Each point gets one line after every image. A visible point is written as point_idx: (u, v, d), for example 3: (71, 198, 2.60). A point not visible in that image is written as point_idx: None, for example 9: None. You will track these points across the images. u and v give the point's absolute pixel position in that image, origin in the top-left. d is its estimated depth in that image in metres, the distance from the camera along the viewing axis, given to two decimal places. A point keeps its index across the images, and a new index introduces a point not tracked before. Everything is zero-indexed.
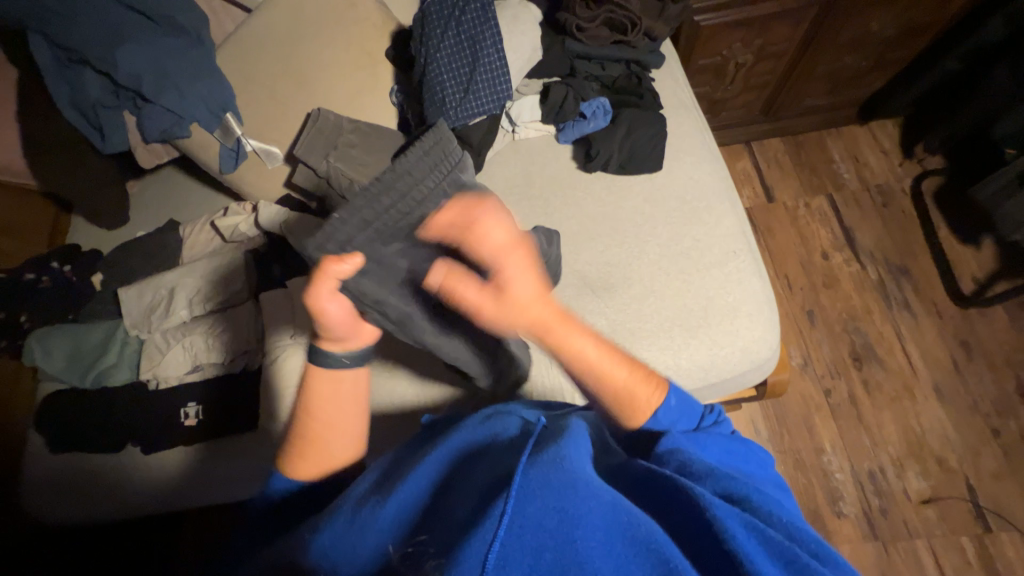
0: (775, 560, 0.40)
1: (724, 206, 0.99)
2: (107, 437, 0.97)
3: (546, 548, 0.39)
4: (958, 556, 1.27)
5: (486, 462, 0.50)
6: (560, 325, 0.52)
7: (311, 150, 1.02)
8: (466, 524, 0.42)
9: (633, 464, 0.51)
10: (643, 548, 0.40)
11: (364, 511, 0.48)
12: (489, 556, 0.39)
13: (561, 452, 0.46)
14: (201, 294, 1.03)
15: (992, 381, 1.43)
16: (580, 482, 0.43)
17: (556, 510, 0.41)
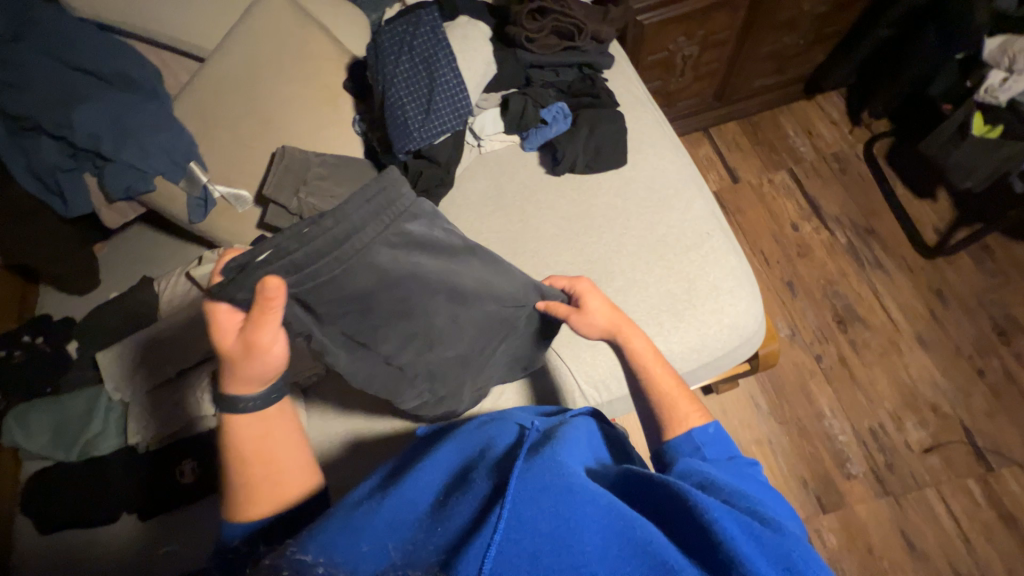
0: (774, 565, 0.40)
1: (691, 191, 1.02)
2: (100, 509, 0.93)
3: (543, 555, 0.39)
4: (967, 498, 1.30)
5: (482, 465, 0.50)
6: (627, 326, 0.70)
7: (281, 187, 1.02)
8: (467, 524, 0.43)
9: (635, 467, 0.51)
10: (640, 551, 0.40)
11: (358, 514, 0.47)
12: (489, 560, 0.38)
13: (557, 459, 0.47)
14: (184, 347, 1.01)
15: (969, 324, 1.48)
16: (577, 487, 0.43)
17: (554, 513, 0.41)
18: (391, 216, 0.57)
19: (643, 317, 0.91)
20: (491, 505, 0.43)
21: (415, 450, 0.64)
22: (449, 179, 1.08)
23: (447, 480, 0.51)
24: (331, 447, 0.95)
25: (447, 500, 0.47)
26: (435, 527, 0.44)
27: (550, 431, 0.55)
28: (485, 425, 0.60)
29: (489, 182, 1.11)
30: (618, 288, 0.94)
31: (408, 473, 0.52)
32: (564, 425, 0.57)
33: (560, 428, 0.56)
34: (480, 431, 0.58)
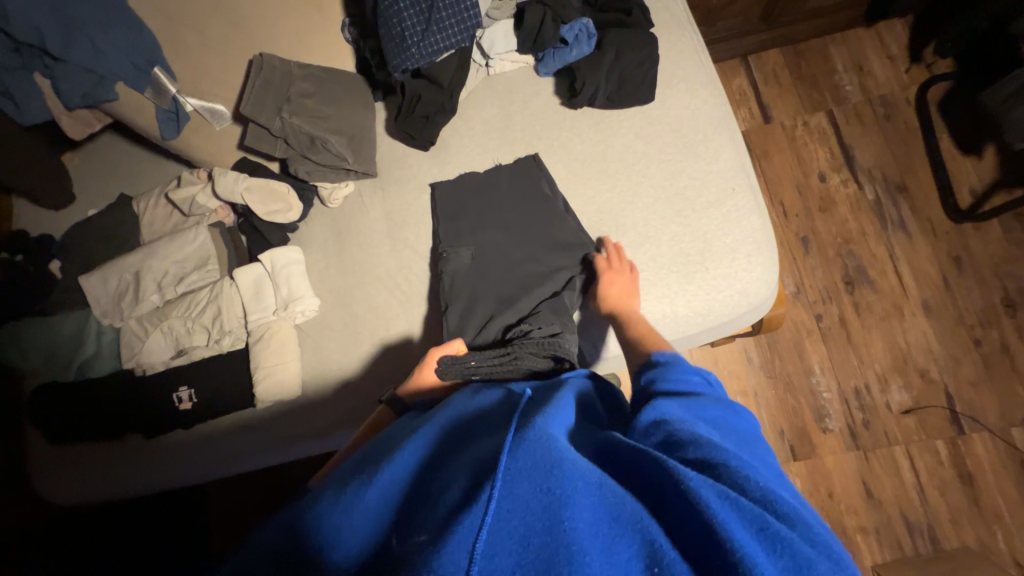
0: (748, 526, 0.40)
1: (722, 137, 0.91)
2: (103, 430, 0.95)
3: (534, 533, 0.39)
4: (931, 457, 1.37)
5: (474, 439, 0.52)
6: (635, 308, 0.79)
7: (262, 105, 0.91)
8: (455, 501, 0.43)
9: (609, 435, 0.49)
10: (630, 526, 0.40)
11: (348, 492, 0.48)
12: (480, 540, 0.38)
13: (546, 431, 0.45)
14: (171, 276, 0.97)
15: (979, 294, 1.44)
16: (566, 461, 0.42)
17: (545, 491, 0.41)
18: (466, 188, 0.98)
19: (651, 278, 0.87)
20: (480, 484, 0.43)
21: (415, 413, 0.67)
22: (452, 106, 0.96)
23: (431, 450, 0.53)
24: (326, 385, 0.95)
25: (436, 472, 0.49)
26: (426, 506, 0.45)
27: (539, 396, 0.56)
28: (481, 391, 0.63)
29: (497, 111, 0.99)
30: (629, 243, 0.89)
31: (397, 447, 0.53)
32: (561, 389, 0.57)
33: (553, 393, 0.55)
34: (478, 399, 0.60)
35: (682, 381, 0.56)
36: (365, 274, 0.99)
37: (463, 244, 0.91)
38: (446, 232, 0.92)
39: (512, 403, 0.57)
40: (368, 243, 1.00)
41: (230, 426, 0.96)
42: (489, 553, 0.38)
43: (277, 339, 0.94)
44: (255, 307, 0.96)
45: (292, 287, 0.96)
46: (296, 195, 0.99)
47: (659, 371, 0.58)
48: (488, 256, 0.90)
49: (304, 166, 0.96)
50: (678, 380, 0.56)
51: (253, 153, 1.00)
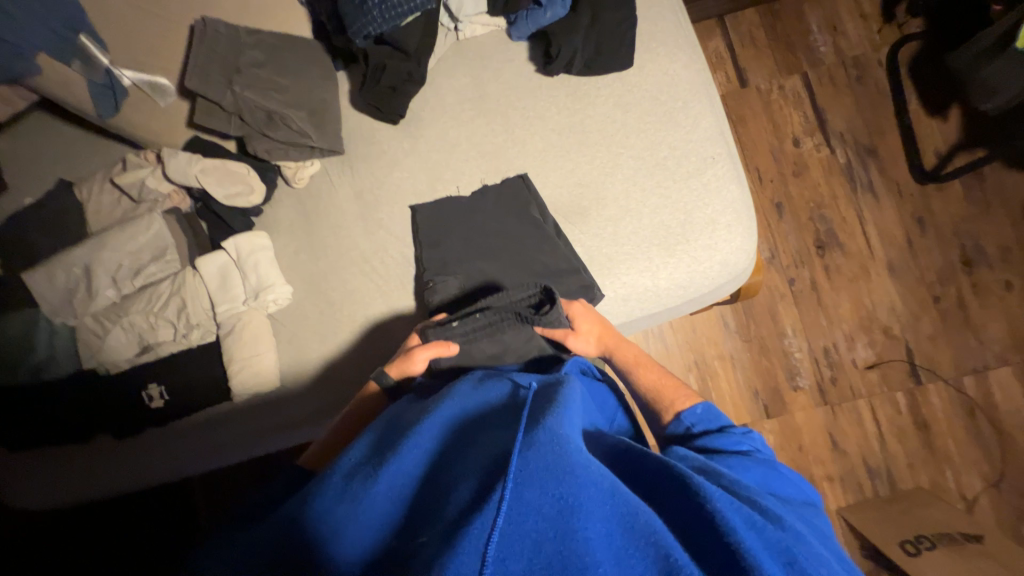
0: (775, 559, 0.43)
1: (701, 104, 0.89)
2: (69, 433, 0.91)
3: (546, 539, 0.43)
4: (891, 407, 1.46)
5: (482, 438, 0.56)
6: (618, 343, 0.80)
7: (208, 79, 0.83)
8: (466, 502, 0.47)
9: (622, 442, 0.56)
10: (644, 539, 0.44)
11: (354, 484, 0.52)
12: (492, 538, 0.42)
13: (557, 433, 0.50)
14: (127, 268, 0.91)
15: (939, 253, 1.51)
16: (579, 466, 0.46)
17: (558, 498, 0.44)
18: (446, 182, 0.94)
19: (633, 251, 0.86)
20: (491, 484, 0.46)
21: (413, 400, 0.71)
22: (421, 74, 0.90)
23: (433, 444, 0.57)
24: (305, 374, 0.92)
25: (444, 470, 0.54)
26: (437, 506, 0.49)
27: (546, 390, 0.61)
28: (484, 384, 0.68)
29: (469, 80, 0.95)
30: (609, 217, 0.87)
31: (401, 440, 0.57)
32: (563, 385, 0.62)
33: (560, 387, 0.62)
34: (480, 391, 0.66)
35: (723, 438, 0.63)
36: (338, 258, 0.94)
37: (452, 274, 0.86)
38: (434, 262, 0.87)
39: (516, 398, 0.62)
40: (339, 226, 0.95)
41: (207, 421, 0.93)
42: (501, 557, 0.42)
43: (247, 331, 0.90)
44: (220, 298, 0.91)
45: (261, 275, 0.91)
46: (256, 175, 0.92)
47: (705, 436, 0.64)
48: (473, 250, 0.87)
49: (262, 143, 0.89)
50: (725, 440, 0.62)
51: (205, 131, 0.92)
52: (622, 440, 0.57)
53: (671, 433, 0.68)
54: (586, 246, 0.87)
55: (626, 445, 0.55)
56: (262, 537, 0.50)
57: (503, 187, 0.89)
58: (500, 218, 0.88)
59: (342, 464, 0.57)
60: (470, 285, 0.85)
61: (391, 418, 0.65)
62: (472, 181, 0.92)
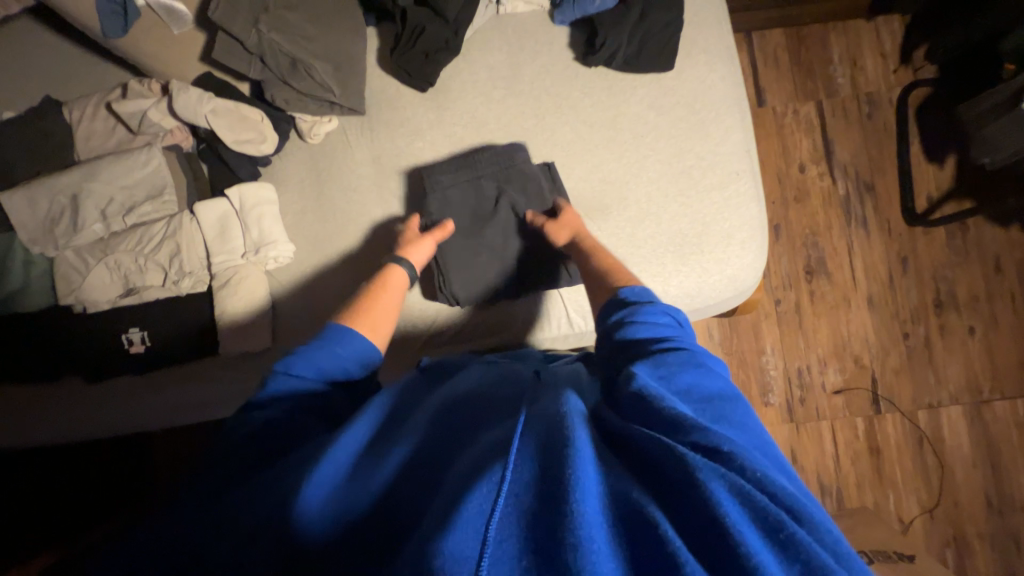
0: (759, 527, 0.38)
1: (733, 118, 0.89)
2: (38, 371, 0.86)
3: (542, 517, 0.39)
4: (850, 432, 1.55)
5: (490, 418, 0.55)
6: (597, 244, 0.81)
7: (234, 14, 0.78)
8: (463, 479, 0.44)
9: (603, 416, 0.51)
10: (628, 510, 0.40)
11: (360, 467, 0.52)
12: (493, 518, 0.39)
13: (561, 415, 0.48)
14: (118, 204, 0.85)
15: (915, 293, 1.59)
16: (579, 447, 0.44)
17: (553, 476, 0.42)
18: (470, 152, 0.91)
19: (648, 255, 0.86)
20: (493, 461, 0.44)
21: (419, 380, 0.71)
22: (456, 44, 0.87)
23: (439, 422, 0.57)
24: (297, 337, 0.89)
25: (446, 452, 0.52)
26: (438, 482, 0.47)
27: (551, 379, 0.61)
28: (491, 373, 0.69)
29: (504, 57, 0.92)
30: (629, 219, 0.87)
31: (411, 424, 0.57)
32: (571, 375, 0.63)
33: (564, 378, 0.61)
34: (488, 376, 0.68)
35: (651, 335, 0.60)
36: (346, 222, 0.91)
37: (467, 259, 0.85)
38: (451, 245, 0.85)
39: (523, 385, 0.61)
40: (352, 189, 0.92)
41: (190, 373, 0.90)
42: (501, 537, 0.38)
43: (244, 284, 0.86)
44: (217, 249, 0.86)
45: (263, 230, 0.87)
46: (270, 124, 0.87)
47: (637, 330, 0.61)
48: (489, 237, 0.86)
49: (281, 92, 0.84)
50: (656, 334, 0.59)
51: (219, 68, 0.86)
52: (604, 413, 0.51)
53: (604, 352, 0.63)
54: (604, 244, 0.87)
55: (606, 420, 0.50)
56: (257, 504, 0.48)
57: (512, 161, 0.87)
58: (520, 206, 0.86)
59: (354, 428, 0.55)
60: (484, 271, 0.85)
61: (396, 392, 0.65)
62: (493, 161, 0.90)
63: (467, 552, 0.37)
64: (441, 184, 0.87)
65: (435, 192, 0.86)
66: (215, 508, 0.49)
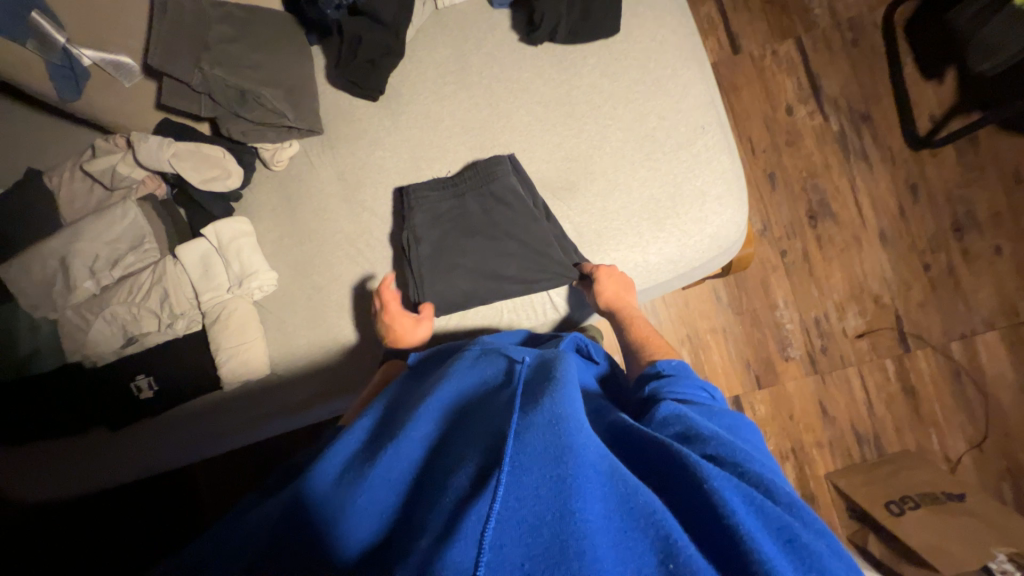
0: (775, 536, 0.43)
1: (690, 71, 0.86)
2: (62, 427, 0.90)
3: (544, 523, 0.41)
4: (881, 374, 1.48)
5: (480, 417, 0.56)
6: (627, 296, 0.81)
7: (175, 57, 0.78)
8: (464, 491, 0.46)
9: (621, 419, 0.56)
10: (643, 520, 0.43)
11: (353, 472, 0.53)
12: (488, 526, 0.41)
13: (557, 414, 0.49)
14: (104, 259, 0.88)
15: (931, 220, 1.50)
16: (577, 447, 0.46)
17: (554, 478, 0.44)
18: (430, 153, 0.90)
19: (622, 227, 0.84)
20: (490, 469, 0.46)
21: (416, 376, 0.74)
22: (400, 48, 0.86)
23: (439, 426, 0.58)
24: (293, 361, 0.92)
25: (443, 454, 0.53)
26: (436, 493, 0.48)
27: (542, 366, 0.62)
28: (481, 362, 0.68)
29: (450, 51, 0.91)
30: (597, 192, 0.85)
31: (405, 424, 0.58)
32: (559, 360, 0.63)
33: (553, 360, 0.63)
34: (472, 370, 0.67)
35: (687, 393, 0.65)
36: (323, 241, 0.93)
37: (436, 262, 0.85)
38: (424, 256, 0.85)
39: (511, 373, 0.63)
40: (322, 208, 0.93)
41: (199, 411, 0.93)
42: (498, 542, 0.40)
43: (235, 318, 0.89)
44: (202, 288, 0.89)
45: (244, 262, 0.89)
46: (233, 158, 0.89)
47: (667, 381, 0.66)
48: (459, 236, 0.86)
49: (237, 127, 0.86)
50: (686, 386, 0.65)
51: (173, 113, 0.88)
52: (624, 417, 0.57)
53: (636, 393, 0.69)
54: (577, 223, 0.86)
55: (626, 427, 0.55)
56: (256, 519, 0.50)
57: (492, 178, 0.85)
58: (485, 199, 0.85)
59: (342, 445, 0.58)
60: (456, 271, 0.85)
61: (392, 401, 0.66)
62: (457, 164, 0.89)
63: (465, 562, 0.39)
64: (413, 192, 0.87)
65: (412, 197, 0.87)
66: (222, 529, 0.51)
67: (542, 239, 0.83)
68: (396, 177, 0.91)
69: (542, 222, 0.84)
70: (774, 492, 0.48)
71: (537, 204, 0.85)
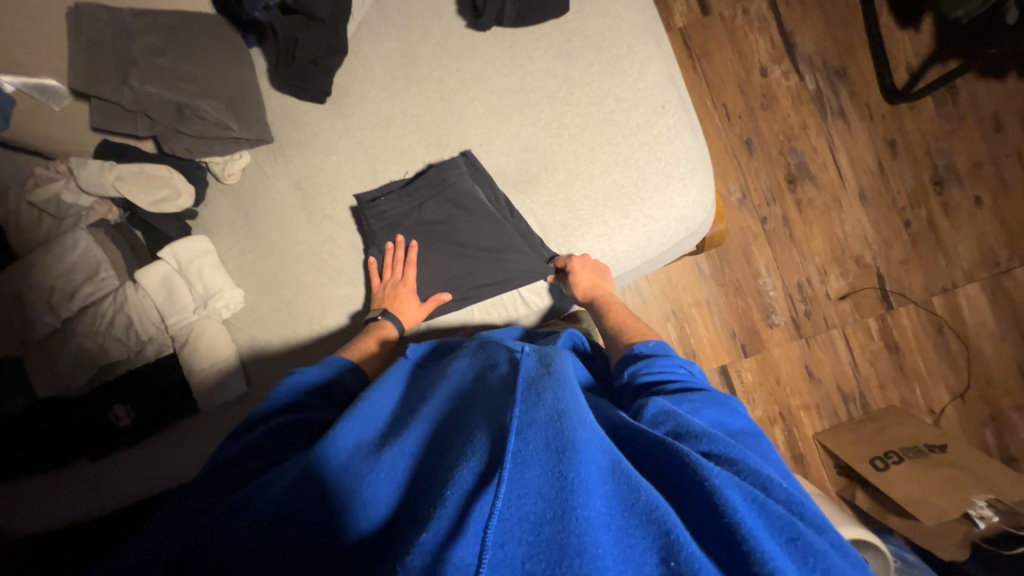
0: (780, 537, 0.42)
1: (648, 47, 0.82)
2: (41, 463, 0.89)
3: (545, 521, 0.39)
4: (864, 334, 1.49)
5: (483, 406, 0.53)
6: (603, 284, 0.81)
7: (99, 76, 0.76)
8: (468, 486, 0.43)
9: (615, 414, 0.54)
10: (644, 517, 0.41)
11: (357, 462, 0.50)
12: (489, 528, 0.39)
13: (559, 408, 0.47)
14: (60, 291, 0.85)
15: (911, 175, 1.48)
16: (579, 441, 0.44)
17: (555, 475, 0.42)
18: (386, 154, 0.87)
19: (587, 217, 0.83)
20: (490, 464, 0.44)
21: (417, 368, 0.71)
22: (342, 46, 0.82)
23: (442, 420, 0.55)
24: (266, 375, 0.91)
25: (447, 446, 0.51)
26: (438, 483, 0.45)
27: (545, 354, 0.60)
28: (479, 355, 0.66)
29: (396, 44, 0.87)
30: (559, 183, 0.83)
31: (409, 420, 0.56)
32: (558, 352, 0.62)
33: (553, 352, 0.61)
34: (476, 362, 0.65)
35: (668, 377, 0.63)
36: (285, 253, 0.90)
37: (398, 266, 0.84)
38: (385, 263, 0.84)
39: (513, 360, 0.61)
40: (280, 219, 0.90)
41: (179, 433, 0.93)
42: (499, 543, 0.39)
43: (205, 339, 0.88)
44: (168, 311, 0.87)
45: (206, 282, 0.88)
46: (180, 176, 0.86)
47: (651, 366, 0.64)
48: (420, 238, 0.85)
49: (176, 143, 0.82)
50: (668, 370, 0.63)
51: (113, 134, 0.85)
52: (619, 414, 0.54)
53: (618, 379, 0.67)
54: (540, 217, 0.84)
55: (622, 421, 0.53)
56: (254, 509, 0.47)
57: (448, 180, 0.82)
58: (443, 199, 0.83)
59: (348, 427, 0.54)
60: (421, 272, 0.86)
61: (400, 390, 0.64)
62: (414, 164, 0.86)
63: (465, 562, 0.37)
64: (371, 198, 0.85)
65: (371, 204, 0.84)
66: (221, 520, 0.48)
67: (500, 237, 0.82)
68: (351, 183, 0.88)
69: (500, 219, 0.82)
70: (771, 490, 0.47)
71: (495, 199, 0.83)
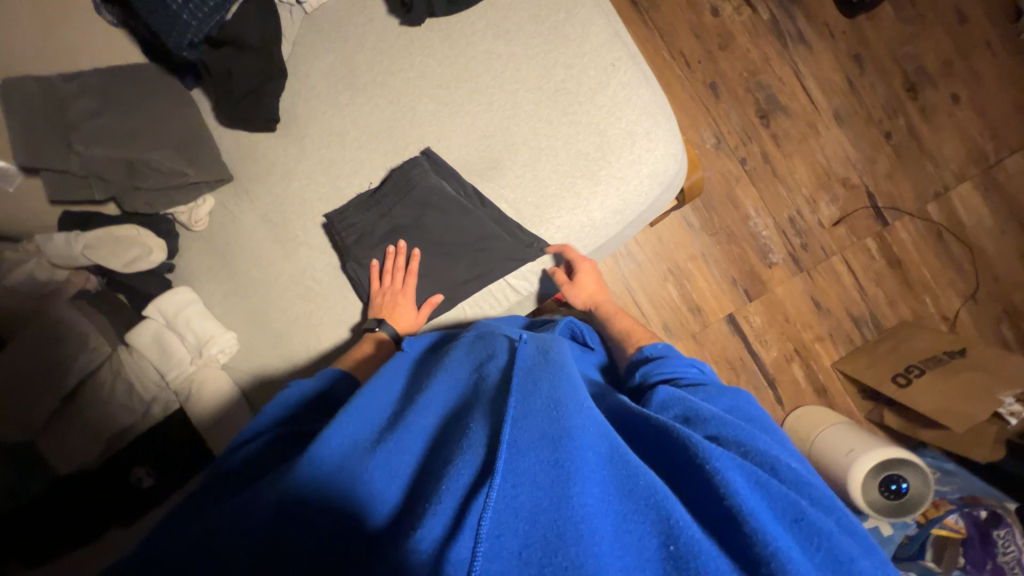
0: (780, 514, 0.41)
1: (587, 8, 0.81)
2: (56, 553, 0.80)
3: (541, 510, 0.37)
4: (865, 256, 1.47)
5: (482, 398, 0.52)
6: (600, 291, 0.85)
7: (40, 148, 0.74)
8: (465, 481, 0.41)
9: (619, 400, 0.55)
10: (643, 503, 0.40)
11: (357, 453, 0.47)
12: (485, 520, 0.37)
13: (556, 398, 0.46)
14: (56, 362, 0.81)
15: (883, 86, 1.45)
16: (575, 429, 0.43)
17: (552, 462, 0.40)
18: (346, 169, 0.86)
19: (558, 191, 0.81)
20: (488, 456, 0.42)
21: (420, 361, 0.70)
22: (281, 69, 0.81)
23: (444, 416, 0.53)
24: None
25: (446, 440, 0.48)
26: (437, 476, 0.43)
27: (543, 345, 0.59)
28: (476, 349, 0.65)
29: (335, 57, 0.85)
30: (524, 163, 0.81)
31: (407, 414, 0.53)
32: (555, 342, 0.61)
33: (550, 342, 0.60)
34: (474, 353, 0.64)
35: (678, 376, 0.63)
36: (268, 288, 0.90)
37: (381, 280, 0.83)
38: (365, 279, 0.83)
39: (513, 351, 0.60)
40: (256, 256, 0.90)
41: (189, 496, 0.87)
42: (495, 533, 0.36)
43: (210, 387, 0.88)
44: (167, 366, 0.87)
45: (197, 331, 0.88)
46: (149, 232, 0.87)
47: (660, 365, 0.64)
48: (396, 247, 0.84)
49: (134, 199, 0.80)
50: (678, 367, 0.63)
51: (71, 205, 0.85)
52: (624, 399, 0.55)
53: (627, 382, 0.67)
54: (513, 201, 0.82)
55: (624, 407, 0.53)
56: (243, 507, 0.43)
57: (412, 180, 0.81)
58: (413, 201, 0.81)
59: (345, 420, 0.51)
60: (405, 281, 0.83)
61: (397, 389, 0.61)
62: (377, 173, 0.85)
63: (463, 554, 0.35)
64: (342, 215, 0.83)
65: (341, 221, 0.83)
66: (194, 524, 0.43)
67: (477, 227, 0.81)
68: (318, 206, 0.87)
69: (473, 209, 0.81)
70: (777, 470, 0.46)
71: (464, 190, 0.81)
